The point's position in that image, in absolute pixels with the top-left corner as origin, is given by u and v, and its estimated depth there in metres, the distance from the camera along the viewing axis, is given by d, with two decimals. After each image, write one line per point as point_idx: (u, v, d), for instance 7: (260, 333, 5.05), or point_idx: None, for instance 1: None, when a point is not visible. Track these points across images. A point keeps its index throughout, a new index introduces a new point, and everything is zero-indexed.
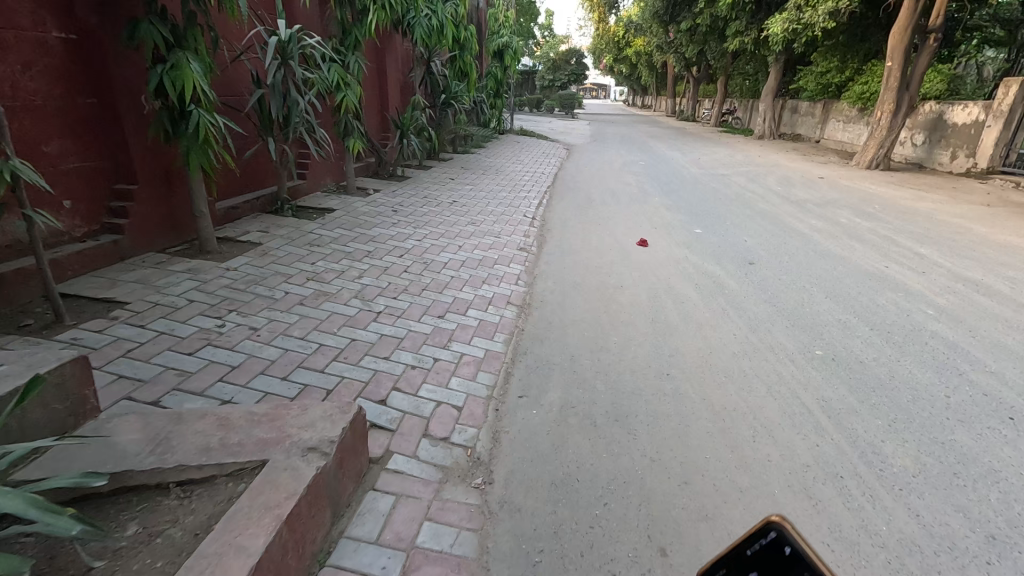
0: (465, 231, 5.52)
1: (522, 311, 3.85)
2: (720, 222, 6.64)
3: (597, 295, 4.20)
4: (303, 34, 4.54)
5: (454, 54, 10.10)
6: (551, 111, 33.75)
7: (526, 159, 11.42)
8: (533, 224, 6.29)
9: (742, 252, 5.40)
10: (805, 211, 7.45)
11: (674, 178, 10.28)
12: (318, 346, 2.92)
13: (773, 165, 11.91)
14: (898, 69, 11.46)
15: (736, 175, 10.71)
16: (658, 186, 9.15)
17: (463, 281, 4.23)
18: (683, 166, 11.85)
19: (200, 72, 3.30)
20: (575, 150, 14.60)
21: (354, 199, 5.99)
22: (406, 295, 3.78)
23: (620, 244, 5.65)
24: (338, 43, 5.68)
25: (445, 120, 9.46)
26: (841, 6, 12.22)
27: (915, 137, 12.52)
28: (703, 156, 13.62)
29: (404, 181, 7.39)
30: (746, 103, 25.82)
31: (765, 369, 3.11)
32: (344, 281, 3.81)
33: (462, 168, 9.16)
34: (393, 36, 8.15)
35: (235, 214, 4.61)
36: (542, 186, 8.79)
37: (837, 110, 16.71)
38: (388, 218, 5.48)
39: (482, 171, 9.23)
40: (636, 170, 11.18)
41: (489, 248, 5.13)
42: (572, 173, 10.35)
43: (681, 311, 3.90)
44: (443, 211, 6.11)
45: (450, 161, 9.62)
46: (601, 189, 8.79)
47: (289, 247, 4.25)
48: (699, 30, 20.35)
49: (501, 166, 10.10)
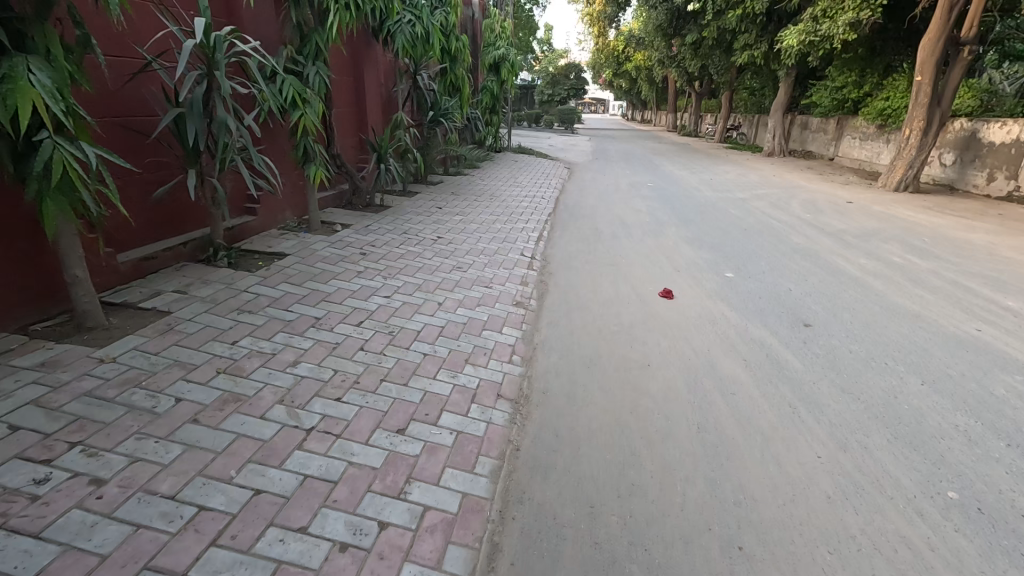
0: (448, 281, 4.48)
1: (516, 413, 2.80)
2: (753, 262, 5.64)
3: (618, 382, 3.13)
4: (234, 38, 3.51)
5: (444, 68, 9.16)
6: (551, 127, 32.97)
7: (524, 182, 10.39)
8: (531, 268, 5.25)
9: (790, 306, 4.38)
10: (846, 245, 6.46)
11: (687, 203, 9.31)
12: (194, 513, 1.86)
13: (793, 188, 10.98)
14: (929, 84, 10.55)
15: (755, 199, 9.75)
16: (672, 213, 8.17)
17: (439, 362, 3.17)
18: (695, 188, 10.90)
19: (45, 88, 2.24)
20: (578, 169, 13.65)
21: (315, 238, 4.96)
22: (355, 393, 2.72)
23: (639, 296, 4.61)
24: (294, 52, 4.70)
25: (434, 140, 8.47)
26: (862, 17, 11.38)
27: (944, 156, 11.59)
28: (715, 177, 12.68)
29: (381, 212, 6.36)
30: (752, 118, 24.99)
31: (888, 535, 2.03)
32: (271, 373, 2.76)
33: (451, 194, 8.15)
34: (374, 47, 7.25)
35: (148, 267, 3.58)
36: (541, 214, 7.76)
37: (852, 126, 15.84)
38: (353, 265, 4.43)
39: (475, 197, 8.22)
40: (645, 193, 10.21)
41: (476, 305, 4.09)
42: (576, 198, 9.37)
43: (735, 411, 2.84)
44: (422, 252, 5.07)
45: (439, 185, 8.59)
46: (608, 217, 7.80)
47: (207, 316, 3.21)
48: (704, 44, 19.62)
49: (496, 190, 9.08)
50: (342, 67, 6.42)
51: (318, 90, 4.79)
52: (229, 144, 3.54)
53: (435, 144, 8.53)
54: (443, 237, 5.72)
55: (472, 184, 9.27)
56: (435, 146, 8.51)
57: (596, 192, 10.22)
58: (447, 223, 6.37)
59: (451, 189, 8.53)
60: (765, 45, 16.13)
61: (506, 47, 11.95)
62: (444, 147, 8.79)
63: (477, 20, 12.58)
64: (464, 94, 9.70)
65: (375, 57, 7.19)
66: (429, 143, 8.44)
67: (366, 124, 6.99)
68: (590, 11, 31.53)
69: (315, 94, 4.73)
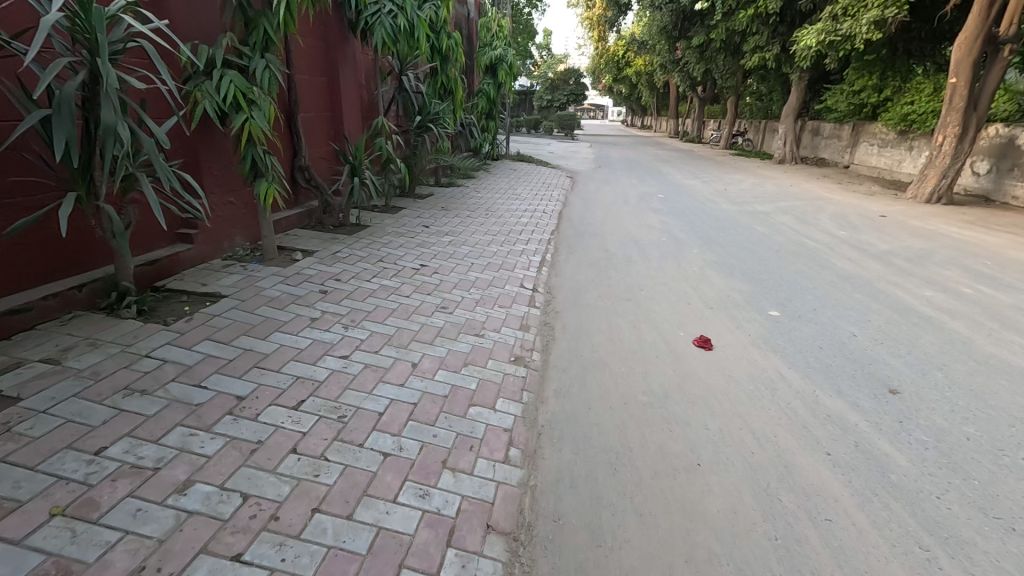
0: (428, 329, 3.54)
1: (515, 569, 1.85)
2: (797, 295, 4.72)
3: (659, 502, 2.20)
4: (127, 13, 2.58)
5: (434, 69, 8.23)
6: (551, 133, 32.21)
7: (523, 193, 9.46)
8: (534, 307, 4.31)
9: (862, 361, 3.46)
10: (900, 271, 5.57)
11: (704, 216, 8.42)
12: None
13: (816, 200, 10.09)
14: (965, 86, 9.69)
15: (778, 213, 8.86)
16: (691, 230, 7.27)
17: (404, 470, 2.23)
18: (710, 200, 10.02)
19: None
20: (580, 179, 12.76)
21: (265, 271, 4.02)
22: (264, 544, 1.77)
23: (671, 346, 3.67)
24: (237, 42, 3.80)
25: (423, 150, 7.49)
26: (888, 15, 10.54)
27: (977, 165, 10.72)
28: (728, 187, 11.80)
29: (355, 233, 5.43)
30: (758, 124, 24.24)
31: None
32: (139, 509, 1.82)
33: (440, 208, 7.23)
34: (355, 44, 6.38)
35: (14, 324, 2.66)
36: (543, 233, 6.85)
37: (870, 132, 15.01)
38: (308, 309, 3.50)
39: (467, 212, 7.30)
40: (656, 205, 9.30)
41: (463, 366, 3.15)
42: (582, 212, 8.47)
43: (843, 560, 1.91)
44: (399, 288, 4.14)
45: (427, 199, 7.65)
46: (620, 236, 6.88)
47: (74, 402, 2.27)
48: (711, 46, 18.83)
49: (491, 204, 8.15)
50: (312, 62, 5.55)
51: (268, 87, 3.88)
52: (125, 156, 2.63)
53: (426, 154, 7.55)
54: (426, 265, 4.80)
55: (465, 196, 8.34)
56: (426, 155, 7.52)
57: (603, 204, 9.32)
58: (433, 245, 5.45)
59: (441, 203, 7.59)
60: (776, 47, 15.30)
61: (503, 47, 11.07)
62: (435, 157, 7.85)
63: (473, 19, 11.73)
64: (458, 98, 8.80)
65: (355, 55, 6.33)
66: (418, 152, 7.44)
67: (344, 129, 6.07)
68: (590, 15, 30.82)
69: (263, 92, 3.82)
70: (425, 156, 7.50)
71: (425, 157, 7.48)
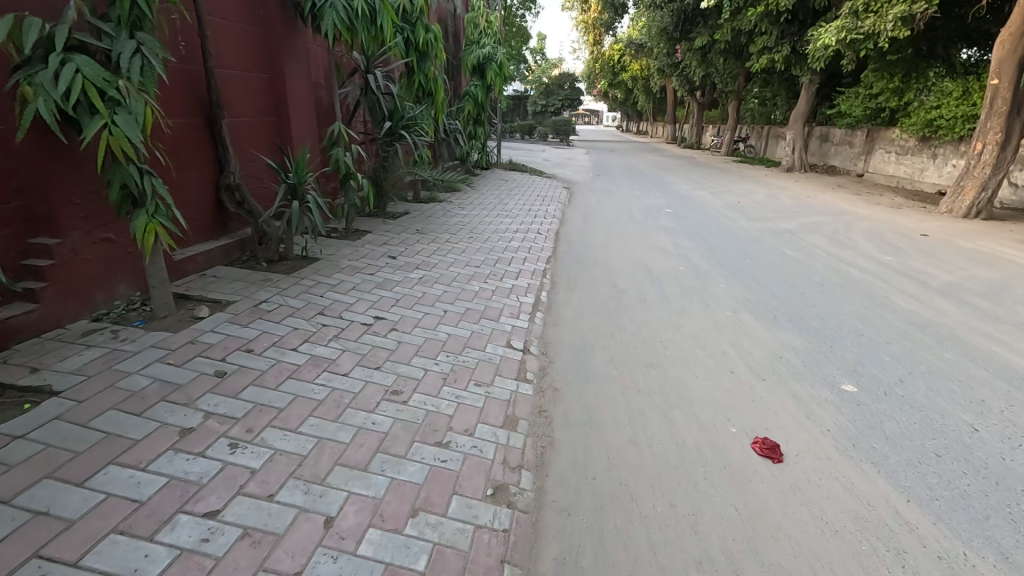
0: (366, 438, 2.39)
1: None
2: (869, 356, 3.61)
3: None
4: None
5: (411, 70, 7.09)
6: (545, 139, 31.20)
7: (514, 210, 8.27)
8: (524, 382, 3.16)
9: (1010, 485, 2.33)
10: (982, 314, 4.47)
11: (724, 236, 7.30)
12: None
13: (842, 216, 9.03)
14: (1008, 88, 8.66)
15: (805, 232, 7.78)
16: (712, 256, 6.15)
17: None
18: (725, 216, 8.93)
19: None
20: (579, 190, 11.64)
21: (146, 341, 2.86)
22: None
23: (724, 459, 2.51)
24: (92, 15, 2.64)
25: (396, 162, 6.32)
26: (917, 10, 9.55)
27: (1017, 175, 9.71)
28: (741, 200, 10.73)
29: (298, 271, 4.25)
30: (761, 129, 23.29)
31: None
32: None
33: (414, 231, 6.06)
34: (305, 34, 5.22)
35: None
36: (536, 262, 5.70)
37: (888, 138, 14.17)
38: (183, 411, 2.34)
39: (446, 236, 6.13)
40: (666, 223, 8.18)
41: (411, 515, 2.00)
42: (583, 232, 7.33)
43: None
44: (336, 361, 2.98)
45: (401, 220, 6.46)
46: (630, 265, 5.74)
47: None
48: (714, 48, 17.85)
49: (477, 224, 6.98)
50: (243, 54, 4.40)
51: (141, 79, 2.71)
52: None
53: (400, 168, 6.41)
54: (382, 319, 3.64)
55: (446, 215, 7.17)
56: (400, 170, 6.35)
57: (606, 221, 8.19)
58: (397, 285, 4.29)
59: (417, 224, 6.41)
60: (787, 48, 14.30)
61: (492, 45, 9.96)
62: (410, 171, 6.68)
63: (459, 16, 10.65)
64: (439, 104, 7.68)
65: (304, 42, 5.16)
66: (390, 165, 6.27)
67: (289, 136, 4.98)
68: (585, 18, 29.94)
69: (132, 86, 2.65)
70: (398, 171, 6.33)
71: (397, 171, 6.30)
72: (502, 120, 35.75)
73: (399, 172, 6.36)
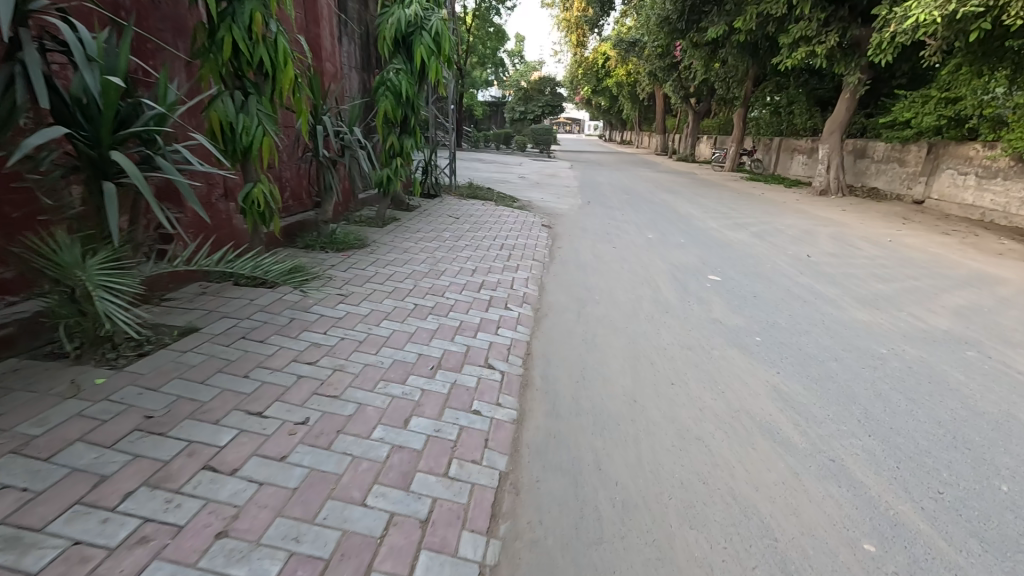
0: None
1: None
2: None
3: None
4: None
5: (212, 22, 3.42)
6: (524, 150, 27.70)
7: (448, 290, 4.60)
8: None
9: None
10: None
11: (857, 360, 3.72)
12: None
13: (991, 288, 5.57)
14: None
15: (987, 337, 4.23)
16: (900, 467, 2.53)
17: None
18: (812, 289, 5.36)
19: None
20: (564, 230, 8.01)
21: None
22: None
23: None
24: None
25: (106, 253, 2.49)
26: None
27: None
28: (806, 250, 7.23)
29: None
30: (770, 142, 20.15)
31: None
32: None
33: (133, 427, 2.22)
34: None
35: None
36: (457, 540, 1.97)
37: (961, 156, 10.93)
38: None
39: (225, 432, 2.29)
40: (725, 314, 4.58)
41: None
42: (577, 360, 3.62)
43: None
44: None
45: (140, 368, 2.64)
46: (726, 546, 2.02)
47: None
48: (728, 42, 14.60)
49: (345, 352, 3.20)
50: None
51: None
52: None
53: (127, 278, 2.59)
54: None
55: (286, 331, 3.33)
56: (108, 277, 2.47)
57: (617, 313, 4.53)
58: None
59: (173, 383, 2.56)
60: (832, 38, 11.11)
61: (427, 7, 6.23)
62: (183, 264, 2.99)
63: None
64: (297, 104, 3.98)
65: None
66: (80, 252, 2.40)
67: None
68: (568, 16, 26.61)
69: None
70: (100, 281, 2.44)
71: (97, 287, 2.42)
72: (475, 129, 32.22)
73: (113, 285, 2.50)
